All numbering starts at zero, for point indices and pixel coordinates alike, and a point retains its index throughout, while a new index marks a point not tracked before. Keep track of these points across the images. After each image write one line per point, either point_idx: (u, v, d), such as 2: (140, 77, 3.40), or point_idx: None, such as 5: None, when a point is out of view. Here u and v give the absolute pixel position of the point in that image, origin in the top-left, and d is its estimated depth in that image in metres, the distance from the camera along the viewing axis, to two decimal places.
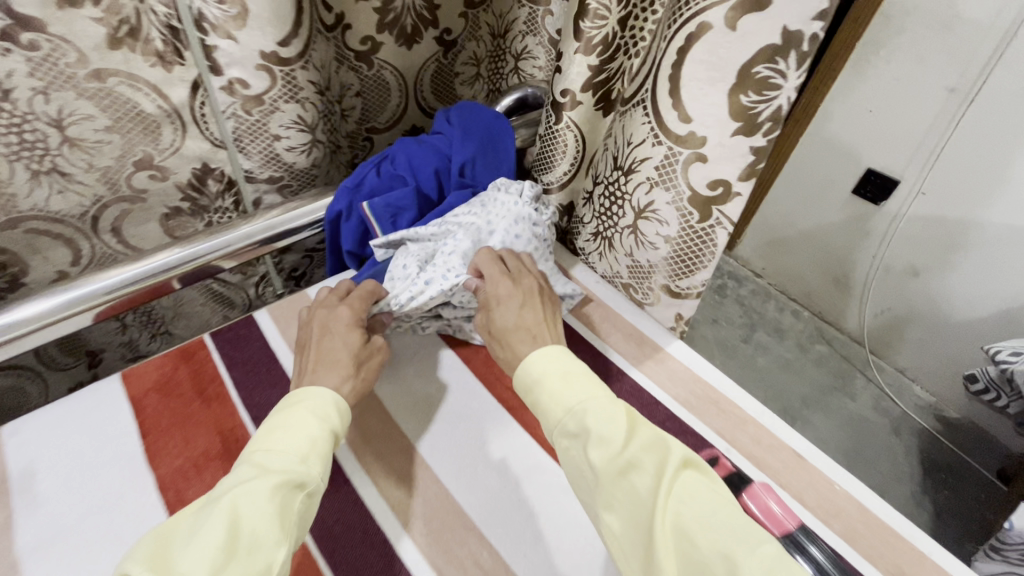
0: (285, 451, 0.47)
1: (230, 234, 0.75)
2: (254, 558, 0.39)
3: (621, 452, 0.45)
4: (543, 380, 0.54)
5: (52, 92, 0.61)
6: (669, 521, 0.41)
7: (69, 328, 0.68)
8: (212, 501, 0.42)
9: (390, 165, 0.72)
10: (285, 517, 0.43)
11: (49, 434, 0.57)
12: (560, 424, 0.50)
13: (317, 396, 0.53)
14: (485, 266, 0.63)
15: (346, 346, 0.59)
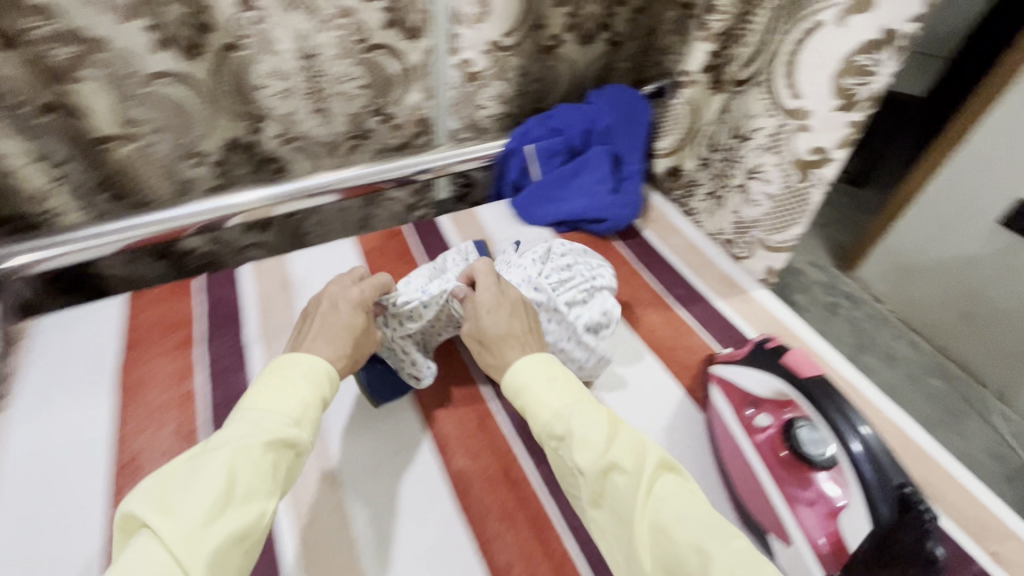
0: (277, 409, 0.50)
1: (432, 158, 0.98)
2: (249, 504, 0.44)
3: (605, 450, 0.49)
4: (526, 388, 0.57)
5: (340, 59, 0.84)
6: (647, 519, 0.45)
7: (317, 202, 0.94)
8: (210, 451, 0.45)
9: (551, 119, 0.94)
10: (274, 471, 0.47)
11: (312, 262, 0.86)
12: (545, 424, 0.54)
13: (307, 362, 0.55)
14: (480, 275, 0.66)
15: (347, 321, 0.60)
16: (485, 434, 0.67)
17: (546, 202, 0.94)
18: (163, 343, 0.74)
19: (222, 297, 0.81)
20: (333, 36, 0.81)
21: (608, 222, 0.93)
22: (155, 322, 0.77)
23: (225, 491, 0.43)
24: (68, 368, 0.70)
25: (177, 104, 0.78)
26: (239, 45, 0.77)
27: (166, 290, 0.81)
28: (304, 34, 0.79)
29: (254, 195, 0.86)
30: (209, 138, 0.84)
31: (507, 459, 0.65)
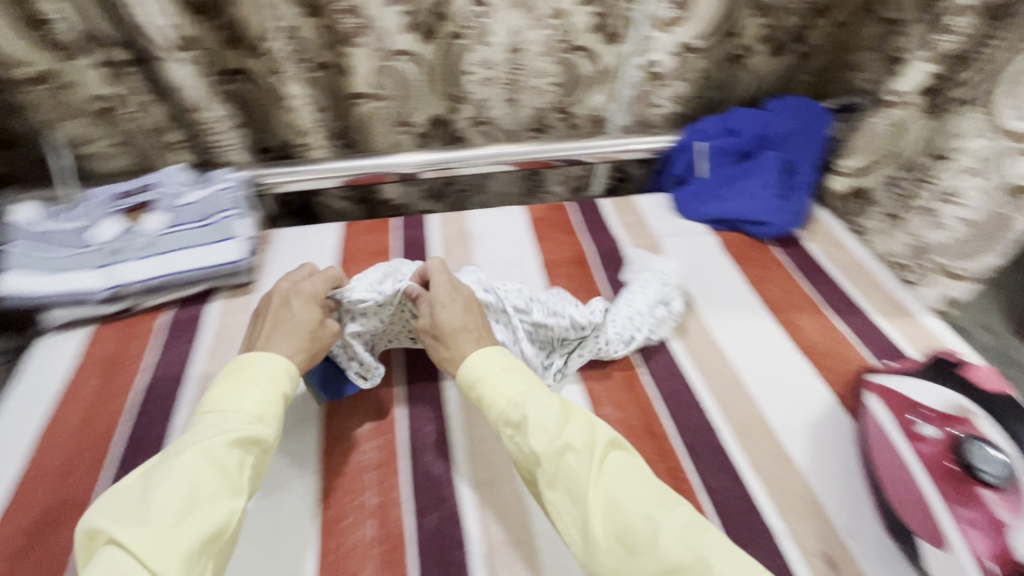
0: (236, 408, 0.49)
1: (598, 142, 1.02)
2: (217, 505, 0.44)
3: (560, 434, 0.50)
4: (483, 381, 0.55)
5: (541, 56, 0.91)
6: (601, 493, 0.47)
7: (497, 167, 1.01)
8: (168, 459, 0.45)
9: (727, 120, 0.97)
10: (238, 469, 0.46)
11: (488, 221, 0.97)
12: (500, 413, 0.53)
13: (266, 360, 0.54)
14: (433, 274, 0.65)
15: (306, 318, 0.60)
16: (630, 390, 0.72)
17: (709, 199, 0.97)
18: (368, 265, 0.89)
19: (413, 237, 0.94)
20: (542, 34, 0.88)
21: (770, 226, 0.93)
22: (362, 246, 0.92)
23: (191, 496, 0.43)
24: (298, 267, 0.87)
25: (405, 78, 0.89)
26: (463, 35, 0.86)
27: (370, 224, 0.96)
28: (517, 31, 0.87)
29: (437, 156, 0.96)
30: (421, 110, 0.95)
31: (649, 414, 0.69)
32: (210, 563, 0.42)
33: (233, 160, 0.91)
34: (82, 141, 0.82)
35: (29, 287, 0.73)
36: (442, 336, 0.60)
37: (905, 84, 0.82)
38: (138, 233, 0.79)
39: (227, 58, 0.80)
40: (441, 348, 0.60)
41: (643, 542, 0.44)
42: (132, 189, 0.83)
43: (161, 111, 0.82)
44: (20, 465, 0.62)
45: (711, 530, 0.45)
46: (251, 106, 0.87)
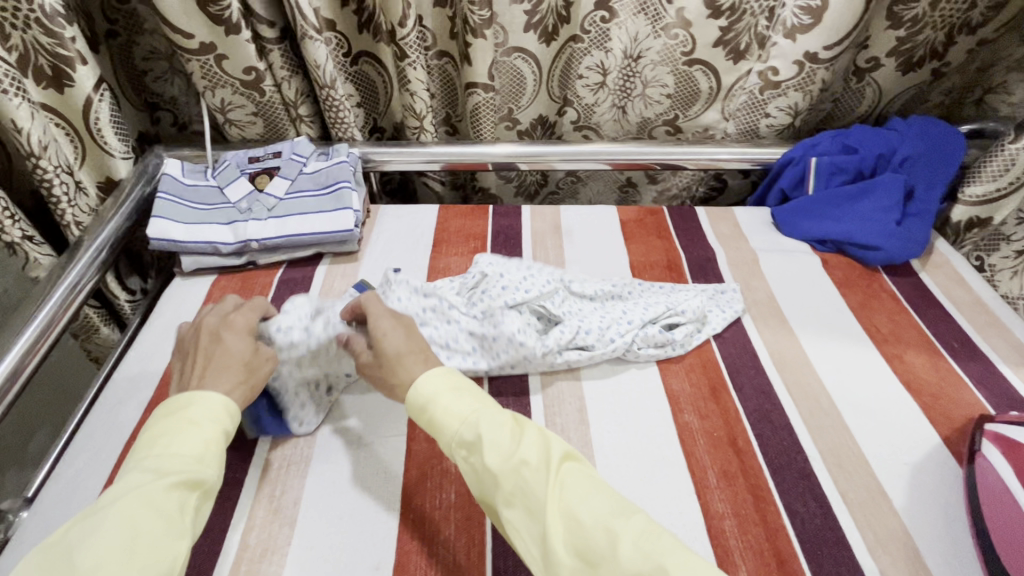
0: (175, 451, 0.49)
1: (705, 151, 0.98)
2: (160, 550, 0.43)
3: (515, 450, 0.49)
4: (434, 402, 0.54)
5: (659, 65, 0.94)
6: (559, 508, 0.46)
7: (593, 166, 1.00)
8: (99, 508, 0.44)
9: (845, 138, 0.94)
10: (180, 513, 0.46)
11: (581, 217, 0.98)
12: (454, 434, 0.52)
13: (205, 397, 0.53)
14: (368, 304, 0.62)
15: (242, 349, 0.58)
16: (715, 402, 0.70)
17: (815, 217, 0.92)
18: (464, 247, 0.92)
19: (506, 225, 0.96)
20: (662, 43, 0.91)
21: (881, 251, 0.87)
22: (456, 229, 0.95)
23: (129, 544, 0.42)
24: (396, 242, 0.92)
25: (519, 76, 0.95)
26: (580, 38, 0.92)
27: (466, 209, 1.00)
28: (637, 37, 0.91)
29: (535, 150, 0.97)
30: (526, 110, 1.01)
31: (735, 428, 0.67)
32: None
33: (351, 138, 0.95)
34: (225, 107, 0.89)
35: (169, 235, 0.81)
36: (392, 358, 0.58)
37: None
38: (264, 196, 0.86)
39: (358, 42, 0.89)
40: (385, 372, 0.58)
41: (602, 556, 0.43)
42: (262, 155, 0.90)
43: (295, 85, 0.88)
44: (156, 388, 0.71)
45: (666, 536, 0.45)
46: (371, 84, 0.95)
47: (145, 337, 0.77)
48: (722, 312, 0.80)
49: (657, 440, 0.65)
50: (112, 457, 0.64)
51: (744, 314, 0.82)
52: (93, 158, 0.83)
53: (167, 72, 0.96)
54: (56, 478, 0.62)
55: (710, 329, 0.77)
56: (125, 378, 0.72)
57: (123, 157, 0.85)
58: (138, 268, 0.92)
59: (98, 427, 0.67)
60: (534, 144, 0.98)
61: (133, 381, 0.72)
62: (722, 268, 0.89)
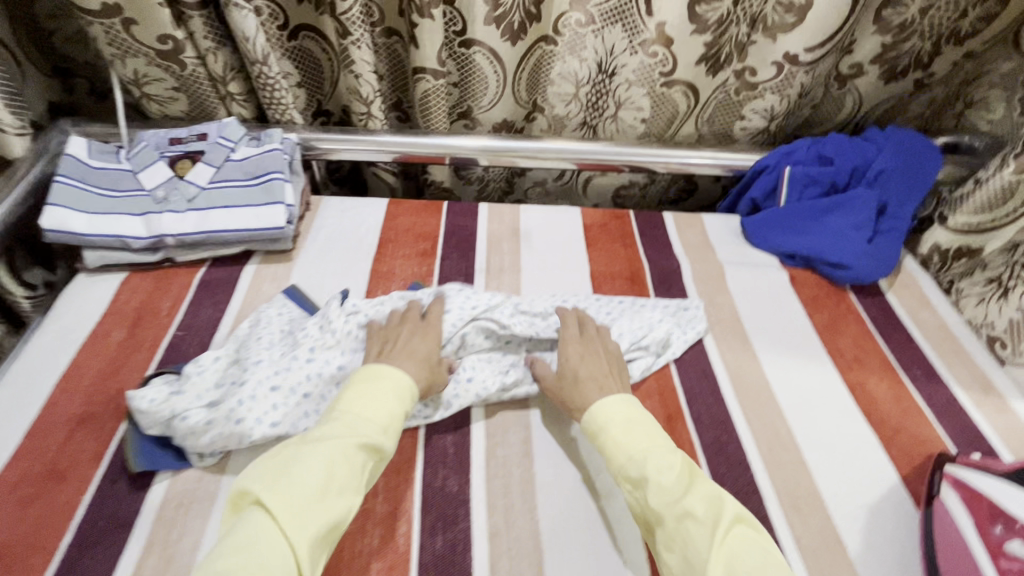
0: (368, 415, 0.53)
1: (675, 157, 0.93)
2: (340, 499, 0.47)
3: (680, 498, 0.50)
4: (613, 425, 0.57)
5: (634, 85, 0.88)
6: (722, 559, 0.46)
7: (558, 164, 0.93)
8: (306, 445, 0.50)
9: (821, 147, 0.89)
10: (360, 472, 0.50)
11: (541, 219, 0.91)
12: (622, 468, 0.54)
13: (394, 375, 0.57)
14: (568, 324, 0.69)
15: (426, 350, 0.62)
16: (670, 433, 0.65)
17: (784, 230, 0.88)
18: (413, 248, 0.84)
19: (461, 225, 0.89)
20: (640, 60, 0.84)
21: (850, 271, 0.83)
22: (405, 228, 0.87)
23: (322, 487, 0.47)
24: (338, 241, 0.83)
25: (481, 74, 0.86)
26: (555, 39, 0.83)
27: (420, 204, 0.91)
28: (613, 49, 0.84)
29: (496, 145, 0.89)
30: (489, 111, 0.92)
31: None
32: (325, 553, 0.46)
33: (290, 120, 0.86)
34: (139, 81, 0.78)
35: (68, 226, 0.71)
36: (573, 380, 0.63)
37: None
38: (183, 184, 0.76)
39: (296, 14, 0.78)
40: (565, 392, 0.62)
41: None
42: (185, 136, 0.80)
43: (223, 58, 0.77)
44: (41, 408, 0.61)
45: None
46: (313, 63, 0.85)
47: (35, 343, 0.67)
48: (685, 333, 0.75)
49: (606, 476, 0.61)
50: None
51: (705, 333, 0.77)
52: None
53: (77, 33, 0.85)
54: None
55: (669, 353, 0.72)
56: (5, 393, 0.62)
57: (17, 134, 0.75)
58: (42, 260, 0.81)
59: None
60: (495, 138, 0.90)
61: (14, 398, 0.62)
62: (687, 282, 0.84)
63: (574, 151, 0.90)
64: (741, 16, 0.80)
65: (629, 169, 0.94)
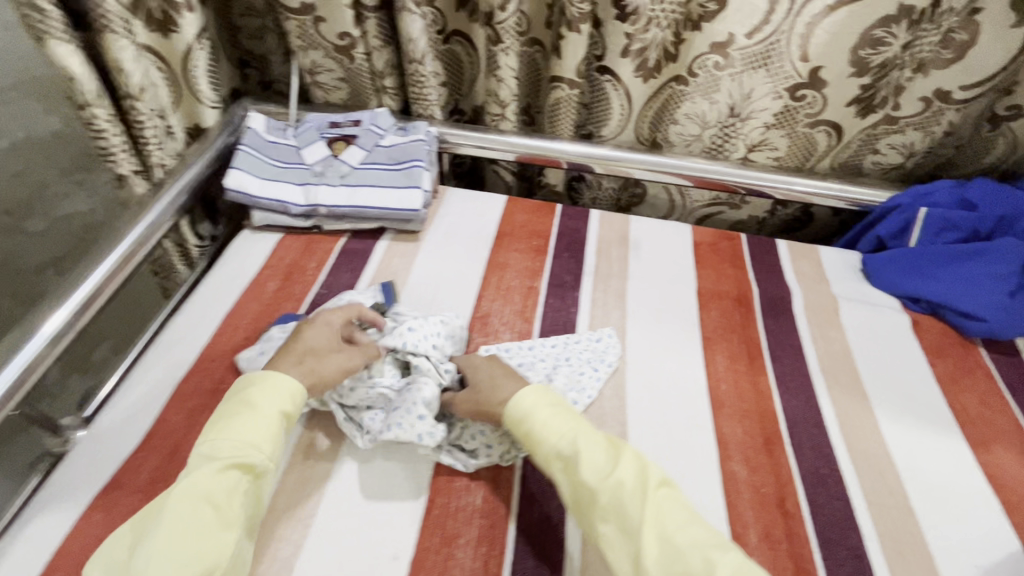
0: (230, 437, 0.52)
1: (799, 185, 0.91)
2: (212, 536, 0.47)
3: (611, 471, 0.52)
4: (532, 414, 0.58)
5: (772, 127, 0.87)
6: (651, 516, 0.49)
7: (676, 180, 0.94)
8: (159, 500, 0.48)
9: (965, 191, 0.84)
10: (229, 496, 0.49)
11: (652, 231, 0.94)
12: (553, 447, 0.55)
13: (266, 382, 0.56)
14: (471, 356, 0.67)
15: (326, 339, 0.63)
16: (768, 455, 0.65)
17: (911, 273, 0.84)
18: (528, 243, 0.89)
19: (573, 227, 0.93)
20: (781, 105, 0.84)
21: (986, 324, 0.78)
22: (522, 224, 0.92)
23: (190, 532, 0.46)
24: (460, 229, 0.91)
25: (607, 97, 0.89)
26: (688, 81, 0.85)
27: (535, 204, 0.97)
28: (751, 94, 0.84)
29: (617, 155, 0.92)
30: (612, 138, 0.95)
31: (786, 489, 0.62)
32: None
33: (431, 115, 0.94)
34: (314, 70, 0.89)
35: (245, 188, 0.83)
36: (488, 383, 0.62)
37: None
38: (338, 163, 0.86)
39: (453, 20, 0.86)
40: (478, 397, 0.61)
41: None
42: (342, 121, 0.90)
43: (386, 56, 0.86)
44: (210, 336, 0.72)
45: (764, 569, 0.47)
46: (458, 64, 0.93)
47: (208, 284, 0.79)
48: (597, 368, 0.71)
49: (700, 484, 0.62)
50: (163, 396, 0.66)
51: (812, 364, 0.76)
52: (186, 102, 0.87)
53: (260, 29, 0.98)
54: (114, 406, 0.65)
55: (586, 399, 0.68)
56: (185, 321, 0.74)
57: (212, 107, 0.88)
58: (210, 214, 0.95)
59: (155, 364, 0.69)
60: (613, 149, 0.93)
61: (192, 326, 0.74)
62: (798, 312, 0.83)
63: (694, 169, 0.91)
64: (907, 60, 0.76)
65: (745, 191, 0.93)
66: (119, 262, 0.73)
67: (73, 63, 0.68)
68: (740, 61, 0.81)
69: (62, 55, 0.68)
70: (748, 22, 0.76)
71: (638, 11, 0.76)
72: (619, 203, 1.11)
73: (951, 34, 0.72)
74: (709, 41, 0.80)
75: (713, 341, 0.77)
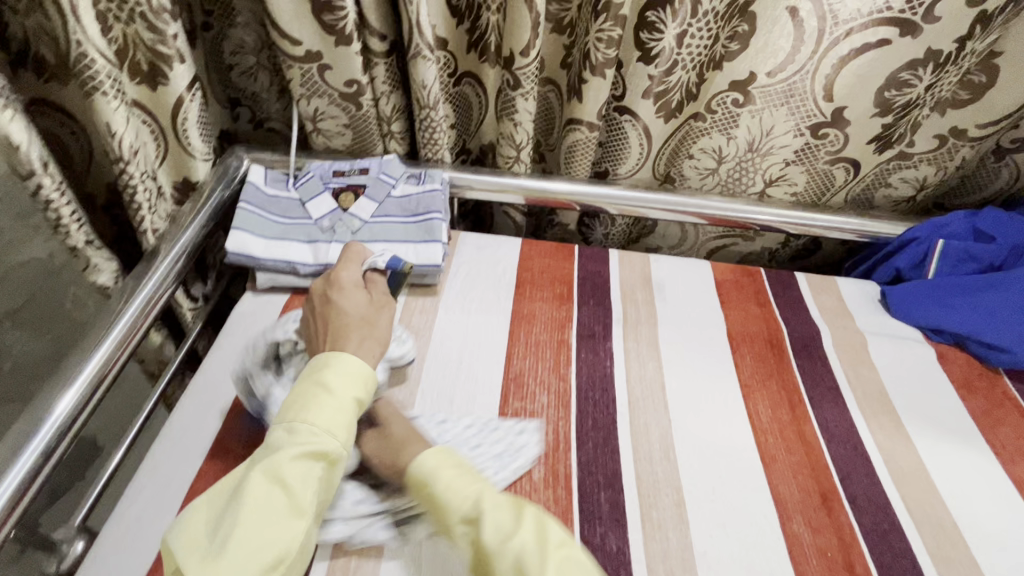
0: (308, 422, 0.52)
1: (819, 220, 0.91)
2: (278, 530, 0.47)
3: (512, 535, 0.48)
4: (432, 475, 0.53)
5: (791, 164, 0.87)
6: None
7: (696, 218, 0.92)
8: (239, 482, 0.49)
9: (978, 222, 0.86)
10: (301, 486, 0.49)
11: (673, 271, 0.91)
12: (456, 510, 0.51)
13: (339, 362, 0.56)
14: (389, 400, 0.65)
15: (354, 303, 0.64)
16: (827, 513, 0.63)
17: (933, 305, 0.84)
18: (551, 292, 0.86)
19: (594, 271, 0.90)
20: (802, 142, 0.84)
21: (1012, 356, 0.79)
22: (540, 270, 0.89)
23: (257, 526, 0.47)
24: (478, 280, 0.86)
25: (624, 137, 0.87)
26: (707, 118, 0.84)
27: (552, 247, 0.93)
28: (771, 132, 0.83)
29: (637, 196, 0.90)
30: (627, 177, 0.93)
31: (850, 549, 0.61)
32: None
33: (441, 159, 0.89)
34: (316, 117, 0.83)
35: (248, 249, 0.76)
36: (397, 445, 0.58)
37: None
38: (348, 217, 0.81)
39: (465, 62, 0.83)
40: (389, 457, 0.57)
41: None
42: (348, 170, 0.84)
43: (394, 100, 0.83)
44: (223, 420, 0.66)
45: None
46: (468, 106, 0.89)
47: (214, 359, 0.72)
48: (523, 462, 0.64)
49: (765, 553, 0.60)
50: (177, 497, 0.59)
51: (852, 406, 0.75)
52: (174, 155, 0.79)
53: (254, 67, 0.92)
54: (121, 514, 0.58)
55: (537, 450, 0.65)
56: (192, 402, 0.67)
57: (203, 158, 0.81)
58: (201, 273, 0.88)
59: (163, 457, 0.62)
60: (631, 189, 0.91)
61: (201, 407, 0.67)
62: (828, 350, 0.82)
63: (712, 205, 0.89)
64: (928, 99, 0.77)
65: (764, 227, 0.92)
66: (117, 343, 0.66)
67: (16, 131, 0.60)
68: (762, 99, 0.80)
69: (5, 123, 0.60)
70: (772, 63, 0.75)
71: (663, 54, 0.74)
72: (630, 238, 1.09)
73: (970, 76, 0.74)
74: (729, 80, 0.79)
75: (752, 388, 0.76)
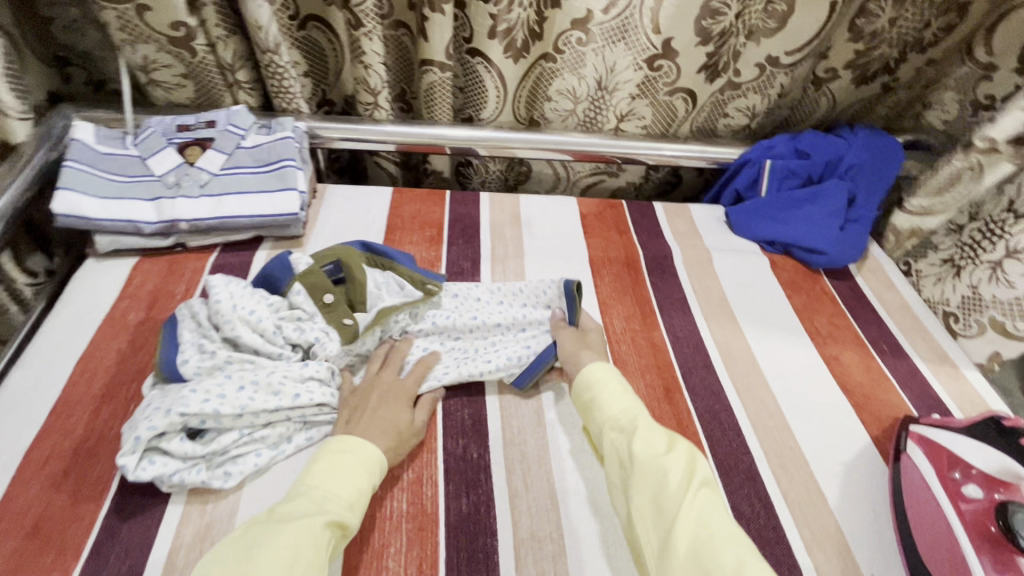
0: (332, 488, 0.51)
1: (669, 151, 0.98)
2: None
3: (665, 454, 0.55)
4: (599, 385, 0.63)
5: (636, 98, 0.93)
6: (693, 513, 0.50)
7: (558, 156, 0.97)
8: (271, 528, 0.47)
9: (799, 143, 0.97)
10: (326, 546, 0.47)
11: (541, 209, 0.96)
12: (613, 418, 0.60)
13: (363, 450, 0.55)
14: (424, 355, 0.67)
15: (396, 416, 0.60)
16: (669, 403, 0.71)
17: (766, 219, 0.95)
18: (421, 234, 0.88)
19: (464, 213, 0.92)
20: (642, 75, 0.90)
21: (826, 256, 0.91)
22: (411, 215, 0.90)
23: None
24: (347, 227, 0.86)
25: (478, 76, 0.88)
26: (556, 58, 0.87)
27: (423, 193, 0.95)
28: (614, 67, 0.88)
29: (498, 136, 0.92)
30: (491, 120, 0.95)
31: (687, 430, 0.69)
32: None
33: (297, 109, 0.87)
34: (148, 66, 0.78)
35: (80, 211, 0.71)
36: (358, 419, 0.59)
37: (1000, 131, 0.80)
38: (195, 171, 0.77)
39: (306, 4, 0.80)
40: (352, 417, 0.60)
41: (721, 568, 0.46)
42: (193, 123, 0.80)
43: (233, 45, 0.79)
44: (63, 386, 0.62)
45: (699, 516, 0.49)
46: (319, 51, 0.86)
47: (49, 328, 0.67)
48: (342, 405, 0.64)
49: None
50: (8, 466, 0.55)
51: (697, 313, 0.83)
52: None
53: (79, 19, 0.84)
54: None
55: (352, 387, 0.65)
56: (23, 373, 0.63)
57: (19, 119, 0.75)
58: None
59: None
60: (496, 129, 0.93)
61: (32, 379, 0.63)
62: (679, 267, 0.90)
63: (572, 142, 0.94)
64: (742, 27, 0.85)
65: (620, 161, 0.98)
66: None
67: None
68: (601, 34, 0.84)
69: None
70: None
71: None
72: (507, 184, 1.12)
73: (772, 5, 0.82)
74: (569, 18, 0.82)
75: (610, 305, 0.82)
